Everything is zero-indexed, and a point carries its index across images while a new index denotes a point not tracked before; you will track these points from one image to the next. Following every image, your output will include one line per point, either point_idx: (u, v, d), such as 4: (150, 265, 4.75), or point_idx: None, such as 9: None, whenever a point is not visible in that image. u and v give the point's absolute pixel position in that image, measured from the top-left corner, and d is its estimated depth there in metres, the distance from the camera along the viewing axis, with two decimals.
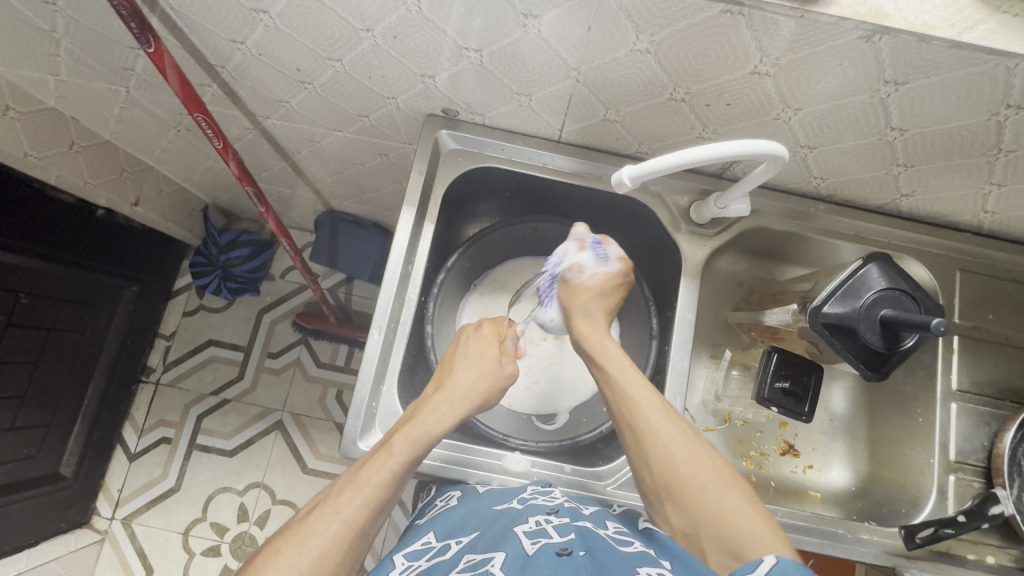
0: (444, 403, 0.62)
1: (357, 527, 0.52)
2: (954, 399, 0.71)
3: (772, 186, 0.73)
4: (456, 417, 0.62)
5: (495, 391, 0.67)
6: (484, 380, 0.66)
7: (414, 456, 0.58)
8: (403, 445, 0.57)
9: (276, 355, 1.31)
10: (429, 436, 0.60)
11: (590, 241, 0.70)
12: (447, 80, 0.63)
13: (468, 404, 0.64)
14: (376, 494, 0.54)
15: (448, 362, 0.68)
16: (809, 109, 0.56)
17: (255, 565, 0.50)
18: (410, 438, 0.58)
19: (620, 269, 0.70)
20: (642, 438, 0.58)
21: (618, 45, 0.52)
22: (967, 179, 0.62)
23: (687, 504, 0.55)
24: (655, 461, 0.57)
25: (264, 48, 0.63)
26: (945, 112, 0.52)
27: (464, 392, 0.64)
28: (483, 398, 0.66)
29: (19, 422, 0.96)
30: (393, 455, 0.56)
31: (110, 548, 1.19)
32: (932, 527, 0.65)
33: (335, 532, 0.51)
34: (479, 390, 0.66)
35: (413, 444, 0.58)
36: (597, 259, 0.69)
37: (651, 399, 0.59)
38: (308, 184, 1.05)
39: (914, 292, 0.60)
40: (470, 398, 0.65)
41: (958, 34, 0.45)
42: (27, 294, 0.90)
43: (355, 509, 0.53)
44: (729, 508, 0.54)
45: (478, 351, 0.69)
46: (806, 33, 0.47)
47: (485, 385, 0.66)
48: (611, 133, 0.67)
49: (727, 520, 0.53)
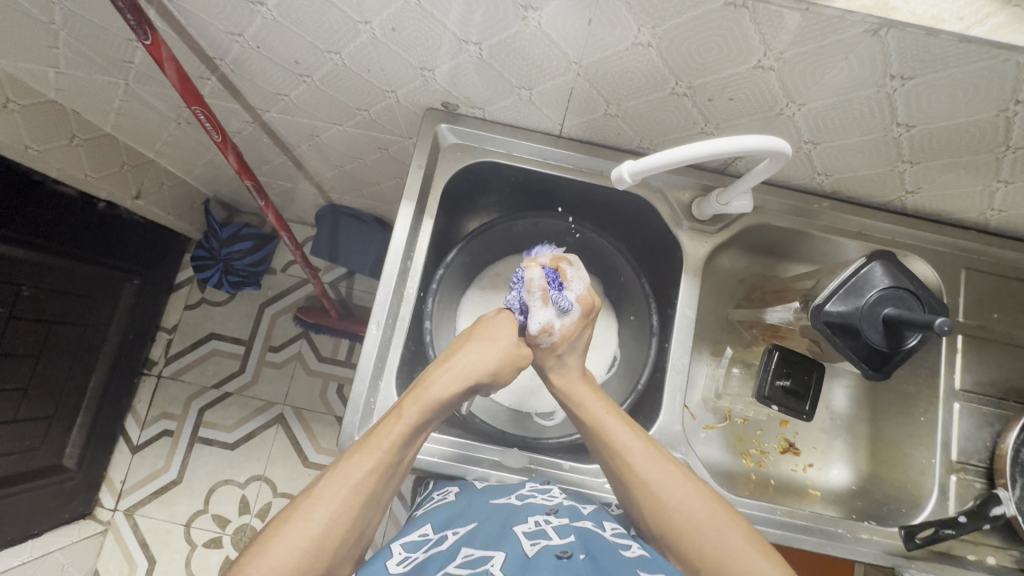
0: (455, 366, 0.60)
1: (366, 492, 0.53)
2: (957, 399, 0.70)
3: (775, 182, 0.72)
4: (467, 382, 0.59)
5: (516, 363, 0.63)
6: (501, 349, 0.62)
7: (425, 421, 0.57)
8: (414, 409, 0.56)
9: (277, 349, 1.31)
10: (437, 398, 0.57)
11: (550, 285, 0.64)
12: (446, 74, 0.62)
13: (483, 374, 0.60)
14: (386, 458, 0.54)
15: (466, 333, 0.64)
16: (814, 105, 0.55)
17: (266, 530, 0.51)
18: (420, 404, 0.57)
19: (583, 310, 0.65)
20: (635, 488, 0.58)
21: (619, 38, 0.51)
22: (973, 176, 0.61)
23: (688, 549, 0.56)
24: (649, 508, 0.58)
25: (262, 41, 0.62)
26: (952, 108, 0.52)
27: (479, 359, 0.61)
28: (500, 370, 0.62)
29: (22, 413, 0.97)
30: (403, 418, 0.55)
31: (113, 538, 1.20)
32: (932, 527, 0.65)
33: (343, 498, 0.51)
34: (494, 362, 0.61)
35: (423, 409, 0.56)
36: (561, 309, 0.63)
37: (640, 447, 0.59)
38: (308, 178, 1.04)
39: (917, 290, 0.59)
40: (489, 368, 0.61)
41: (966, 28, 0.44)
42: (29, 287, 0.90)
43: (364, 475, 0.53)
44: (731, 550, 0.53)
45: (500, 330, 0.63)
46: (812, 27, 0.46)
47: (504, 355, 0.62)
48: (612, 128, 0.66)
49: (731, 561, 0.53)
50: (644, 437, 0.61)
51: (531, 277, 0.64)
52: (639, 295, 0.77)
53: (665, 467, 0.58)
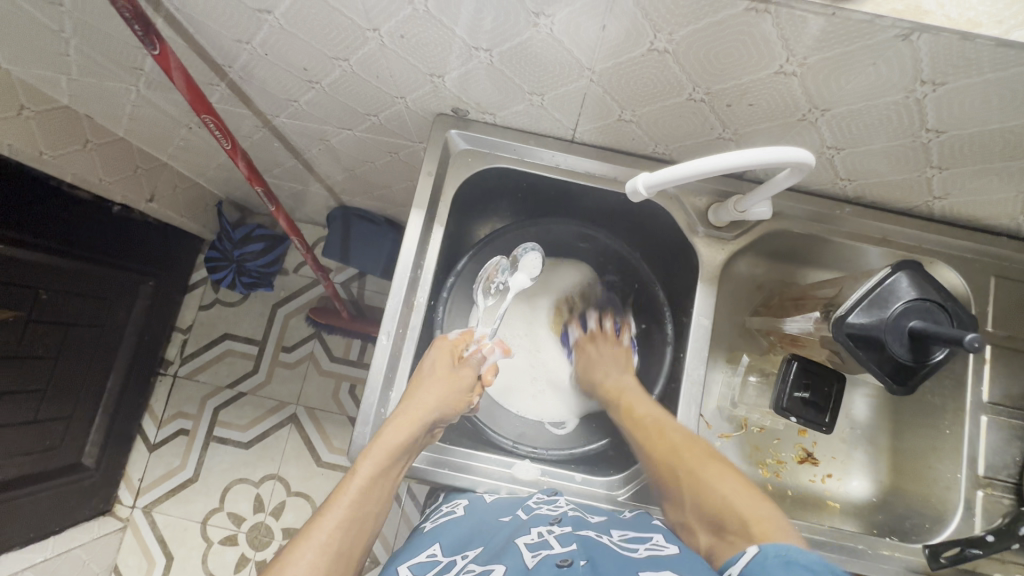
0: (401, 417, 0.61)
1: (332, 549, 0.53)
2: (985, 411, 0.68)
3: (795, 188, 0.70)
4: (415, 427, 0.61)
5: (458, 396, 0.67)
6: (444, 391, 0.65)
7: (381, 474, 0.59)
8: (367, 465, 0.58)
9: (290, 350, 1.32)
10: (389, 447, 0.59)
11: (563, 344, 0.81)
12: (456, 79, 0.61)
13: (427, 415, 0.62)
14: (347, 516, 0.56)
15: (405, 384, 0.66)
16: (838, 110, 0.53)
17: None
18: (373, 458, 0.59)
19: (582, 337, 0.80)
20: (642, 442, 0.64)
21: (635, 44, 0.49)
22: (1006, 182, 0.58)
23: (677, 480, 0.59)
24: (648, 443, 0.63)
25: (270, 48, 0.61)
26: (987, 112, 0.49)
27: (421, 404, 0.63)
28: (445, 410, 0.65)
29: (42, 414, 0.98)
30: (358, 476, 0.57)
31: (132, 535, 1.22)
32: (958, 546, 0.62)
33: (310, 559, 0.51)
34: (438, 403, 0.64)
35: (376, 462, 0.58)
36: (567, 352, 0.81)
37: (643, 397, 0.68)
38: (320, 181, 1.04)
39: (946, 302, 0.57)
40: (432, 410, 0.63)
41: (1005, 32, 0.42)
42: (46, 290, 0.92)
43: (328, 534, 0.54)
44: (713, 476, 0.57)
45: (437, 366, 0.67)
46: (836, 32, 0.44)
47: (445, 397, 0.65)
48: (627, 133, 0.65)
49: (710, 489, 0.56)
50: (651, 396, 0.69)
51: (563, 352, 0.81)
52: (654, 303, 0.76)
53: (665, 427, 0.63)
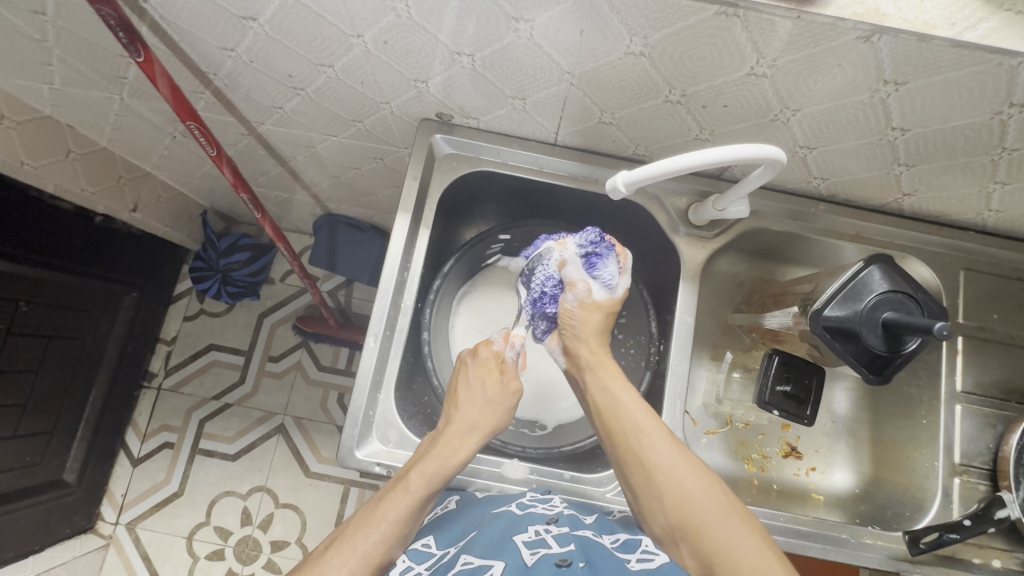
0: (455, 437, 0.61)
1: (374, 563, 0.52)
2: (959, 400, 0.70)
3: (771, 187, 0.72)
4: (468, 453, 0.62)
5: (506, 415, 0.67)
6: (493, 407, 0.66)
7: (430, 492, 0.58)
8: (419, 482, 0.57)
9: (277, 359, 1.31)
10: (445, 474, 0.59)
11: (592, 258, 0.66)
12: (440, 85, 0.62)
13: (484, 432, 0.64)
14: (393, 530, 0.54)
15: (453, 395, 0.67)
16: (807, 110, 0.55)
17: None
18: (427, 476, 0.58)
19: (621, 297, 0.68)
20: (650, 468, 0.57)
21: (612, 47, 0.51)
22: (970, 178, 0.61)
23: (700, 543, 0.52)
24: (666, 493, 0.55)
25: (255, 56, 0.62)
26: (947, 111, 0.51)
27: (472, 424, 0.63)
28: (493, 427, 0.65)
29: (22, 430, 0.96)
30: (409, 493, 0.56)
31: (115, 552, 1.19)
32: (935, 532, 0.64)
33: (352, 568, 0.51)
34: (489, 420, 0.65)
35: (429, 481, 0.58)
36: (601, 286, 0.66)
37: (659, 431, 0.59)
38: (306, 189, 1.04)
39: (917, 294, 0.59)
40: (481, 430, 0.64)
41: (958, 33, 0.44)
42: (26, 302, 0.90)
43: (372, 545, 0.53)
44: (743, 552, 0.50)
45: (481, 379, 0.67)
46: (804, 34, 0.46)
47: (493, 415, 0.65)
48: (608, 135, 0.66)
49: (741, 562, 0.49)
50: (667, 428, 0.60)
51: (569, 275, 0.67)
52: (637, 302, 0.77)
53: (685, 460, 0.57)
